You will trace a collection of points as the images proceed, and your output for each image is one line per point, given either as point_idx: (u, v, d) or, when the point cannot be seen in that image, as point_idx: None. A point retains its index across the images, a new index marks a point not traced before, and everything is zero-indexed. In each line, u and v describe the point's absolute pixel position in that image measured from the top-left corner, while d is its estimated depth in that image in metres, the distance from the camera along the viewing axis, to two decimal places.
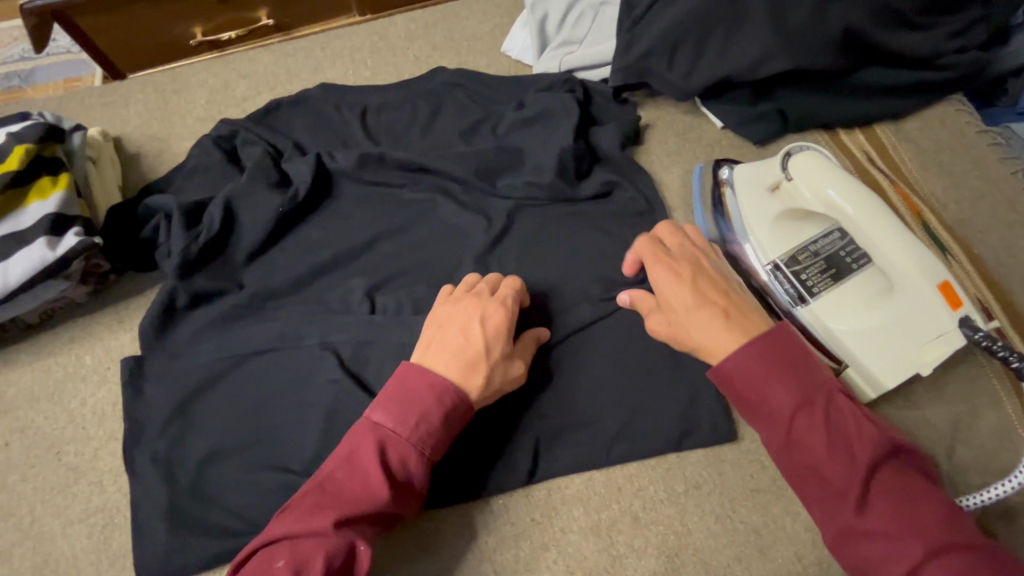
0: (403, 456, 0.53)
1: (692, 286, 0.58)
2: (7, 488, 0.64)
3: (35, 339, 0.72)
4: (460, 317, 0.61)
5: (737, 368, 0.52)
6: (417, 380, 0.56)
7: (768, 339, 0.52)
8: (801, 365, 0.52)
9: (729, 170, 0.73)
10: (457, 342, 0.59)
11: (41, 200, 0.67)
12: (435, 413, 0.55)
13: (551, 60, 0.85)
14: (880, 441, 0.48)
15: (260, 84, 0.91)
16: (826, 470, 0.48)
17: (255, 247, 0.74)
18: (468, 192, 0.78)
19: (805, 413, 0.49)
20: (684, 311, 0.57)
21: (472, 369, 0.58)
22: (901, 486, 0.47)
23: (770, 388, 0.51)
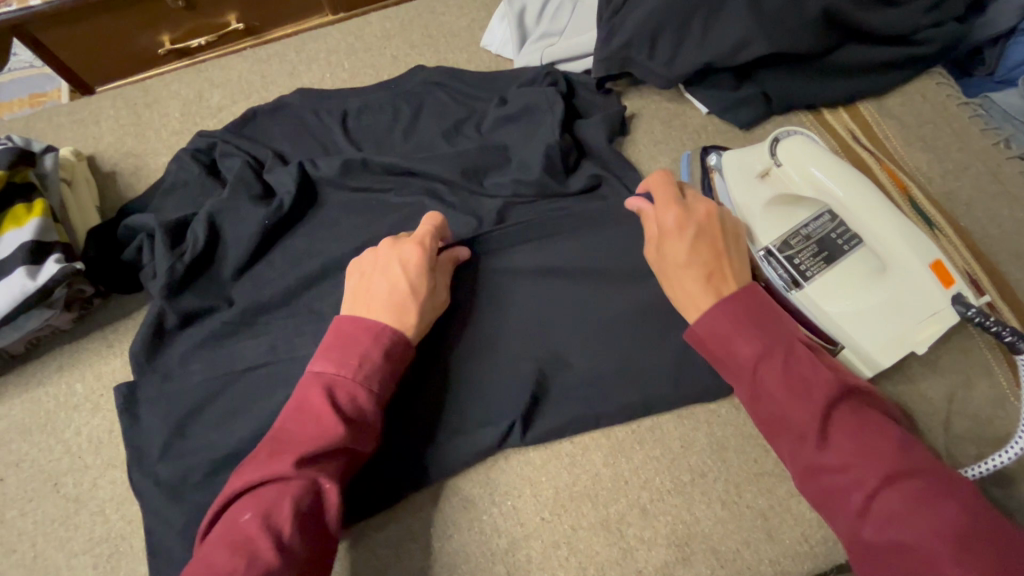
0: (351, 395, 0.55)
1: (692, 221, 0.60)
2: (6, 524, 0.63)
3: (21, 370, 0.70)
4: (382, 265, 0.63)
5: (708, 328, 0.56)
6: (354, 325, 0.58)
7: (736, 298, 0.57)
8: (765, 320, 0.56)
9: (717, 156, 0.73)
10: (381, 289, 0.61)
11: (17, 227, 0.65)
12: (375, 351, 0.57)
13: (531, 53, 0.84)
14: (835, 383, 0.52)
15: (235, 93, 0.88)
16: (788, 413, 0.51)
17: (242, 261, 0.72)
18: (456, 193, 0.77)
19: (769, 363, 0.53)
20: (676, 246, 0.60)
21: (402, 309, 0.60)
22: (858, 422, 0.51)
23: (737, 342, 0.55)
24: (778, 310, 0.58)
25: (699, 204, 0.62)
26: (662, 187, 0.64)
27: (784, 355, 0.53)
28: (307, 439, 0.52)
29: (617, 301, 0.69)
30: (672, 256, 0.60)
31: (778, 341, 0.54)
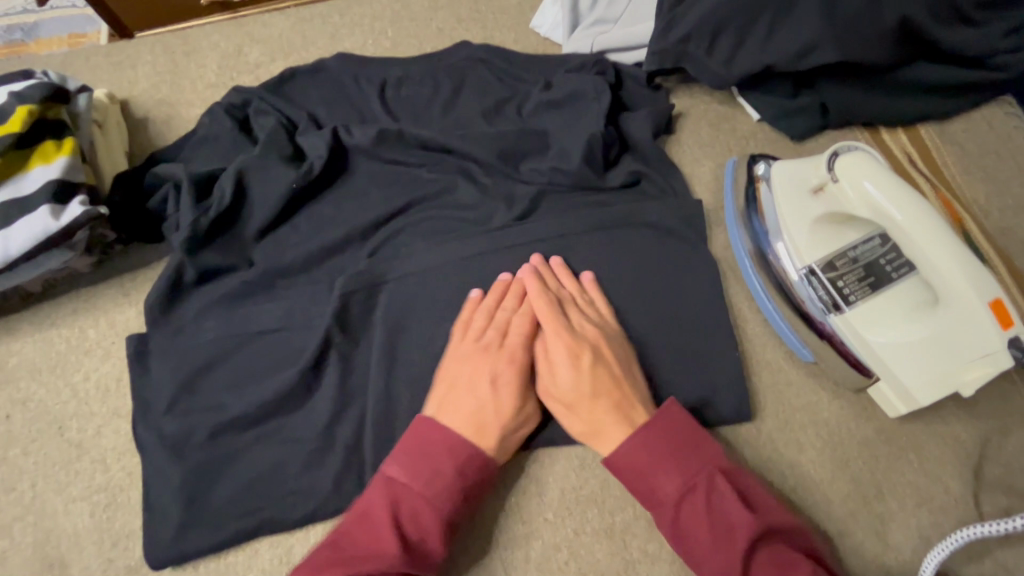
0: (418, 508, 0.54)
1: (586, 347, 0.61)
2: (8, 461, 0.63)
3: (35, 309, 0.69)
4: (471, 376, 0.61)
5: (626, 460, 0.56)
6: (438, 435, 0.57)
7: (653, 425, 0.57)
8: (693, 448, 0.56)
9: (765, 165, 0.70)
10: (470, 409, 0.59)
11: (45, 164, 0.62)
12: (447, 466, 0.56)
13: (582, 39, 0.80)
14: (753, 522, 0.51)
15: (273, 50, 0.86)
16: (709, 558, 0.52)
17: (266, 223, 0.71)
18: (490, 175, 0.76)
19: (689, 498, 0.53)
20: (562, 374, 0.60)
21: (484, 433, 0.58)
22: (781, 566, 0.49)
23: (656, 479, 0.55)
24: (702, 431, 0.58)
25: (588, 325, 0.63)
26: (549, 293, 0.66)
27: (704, 491, 0.53)
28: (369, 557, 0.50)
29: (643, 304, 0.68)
30: (569, 391, 0.59)
31: (697, 475, 0.54)
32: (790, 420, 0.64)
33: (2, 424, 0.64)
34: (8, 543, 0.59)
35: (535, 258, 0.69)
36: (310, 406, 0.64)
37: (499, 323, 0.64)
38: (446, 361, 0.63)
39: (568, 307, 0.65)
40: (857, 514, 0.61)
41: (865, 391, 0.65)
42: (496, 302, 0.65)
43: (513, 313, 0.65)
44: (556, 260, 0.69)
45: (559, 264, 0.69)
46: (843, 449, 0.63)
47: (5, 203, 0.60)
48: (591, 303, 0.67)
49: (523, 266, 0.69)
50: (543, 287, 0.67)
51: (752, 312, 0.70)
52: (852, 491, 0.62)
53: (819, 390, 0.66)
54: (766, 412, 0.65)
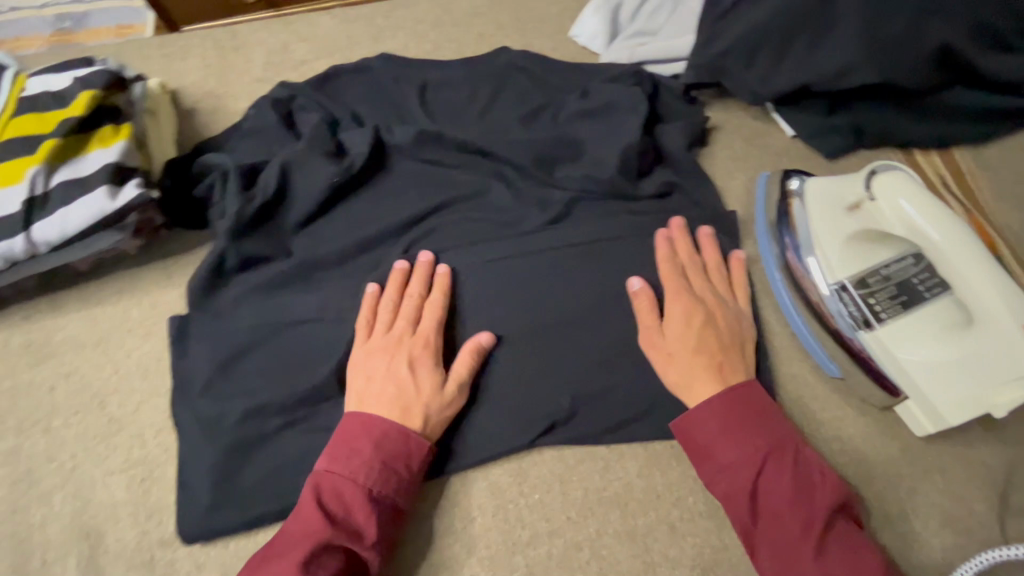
0: (344, 491, 0.55)
1: (700, 308, 0.64)
2: (50, 432, 0.65)
3: (82, 287, 0.71)
4: (385, 366, 0.62)
5: (714, 416, 0.58)
6: (356, 423, 0.58)
7: (745, 392, 0.59)
8: (774, 418, 0.58)
9: (800, 181, 0.71)
10: (391, 392, 0.60)
11: (104, 147, 0.64)
12: (365, 444, 0.57)
13: (620, 51, 0.82)
14: (834, 488, 0.54)
15: (319, 49, 0.88)
16: (785, 514, 0.52)
17: (307, 215, 0.73)
18: (525, 179, 0.77)
19: (775, 458, 0.55)
20: (673, 326, 0.63)
21: (410, 414, 0.59)
22: (851, 536, 0.52)
23: (742, 434, 0.56)
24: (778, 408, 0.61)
25: (709, 294, 0.66)
26: (669, 257, 0.69)
27: (791, 453, 0.56)
28: (303, 543, 0.51)
29: None
30: (674, 343, 0.62)
31: (780, 438, 0.56)
32: (815, 433, 0.65)
33: (46, 396, 0.67)
34: (48, 510, 0.62)
35: (675, 219, 0.72)
36: (342, 394, 0.65)
37: (401, 317, 0.66)
38: (358, 356, 0.64)
39: (693, 274, 0.68)
40: (880, 531, 0.61)
41: (892, 408, 0.65)
42: (393, 300, 0.67)
43: (419, 302, 0.67)
44: (704, 230, 0.72)
45: (702, 232, 0.71)
46: (868, 465, 0.64)
47: (62, 182, 0.61)
48: (731, 284, 0.69)
49: (660, 233, 0.71)
50: (675, 254, 0.70)
51: (780, 325, 0.70)
52: (874, 508, 0.62)
53: (845, 406, 0.66)
54: (791, 425, 0.66)
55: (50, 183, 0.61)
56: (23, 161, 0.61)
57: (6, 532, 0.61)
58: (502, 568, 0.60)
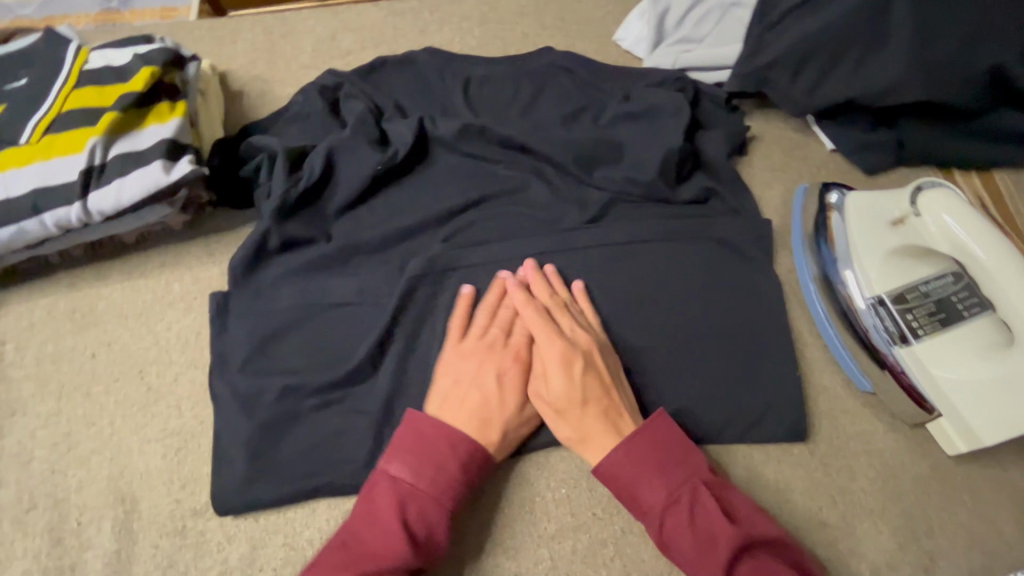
0: (428, 510, 0.55)
1: (577, 354, 0.62)
2: (90, 398, 0.66)
3: (127, 259, 0.73)
4: (477, 373, 0.63)
5: (612, 470, 0.57)
6: (438, 438, 0.57)
7: (642, 435, 0.58)
8: (676, 458, 0.57)
9: (839, 195, 0.72)
10: (475, 404, 0.60)
11: (159, 123, 0.65)
12: (450, 463, 0.57)
13: (664, 56, 0.82)
14: (734, 533, 0.52)
15: (365, 39, 0.89)
16: (693, 569, 0.52)
17: (349, 201, 0.74)
18: (564, 178, 0.78)
19: (674, 510, 0.54)
20: (553, 383, 0.61)
21: (489, 426, 0.60)
22: None
23: (641, 489, 0.56)
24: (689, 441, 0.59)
25: (577, 332, 0.64)
26: (544, 300, 0.67)
27: (688, 502, 0.54)
28: (382, 561, 0.51)
29: (705, 317, 0.70)
30: (559, 399, 0.60)
31: (679, 487, 0.55)
32: (843, 446, 0.65)
33: (87, 362, 0.68)
34: (85, 473, 0.63)
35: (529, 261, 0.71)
36: (376, 378, 0.66)
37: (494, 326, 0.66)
38: (448, 356, 0.65)
39: (557, 316, 0.66)
40: (906, 547, 0.61)
41: (923, 426, 0.65)
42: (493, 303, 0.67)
43: (514, 313, 0.67)
44: (549, 267, 0.71)
45: (575, 288, 0.70)
46: (896, 481, 0.64)
47: (120, 155, 0.63)
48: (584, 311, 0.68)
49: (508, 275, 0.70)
50: (530, 297, 0.68)
51: (812, 337, 0.70)
52: (901, 524, 0.62)
53: (875, 421, 0.66)
54: (819, 436, 0.66)
55: (108, 155, 0.63)
56: (83, 132, 0.62)
57: (44, 492, 0.62)
58: (527, 559, 0.60)
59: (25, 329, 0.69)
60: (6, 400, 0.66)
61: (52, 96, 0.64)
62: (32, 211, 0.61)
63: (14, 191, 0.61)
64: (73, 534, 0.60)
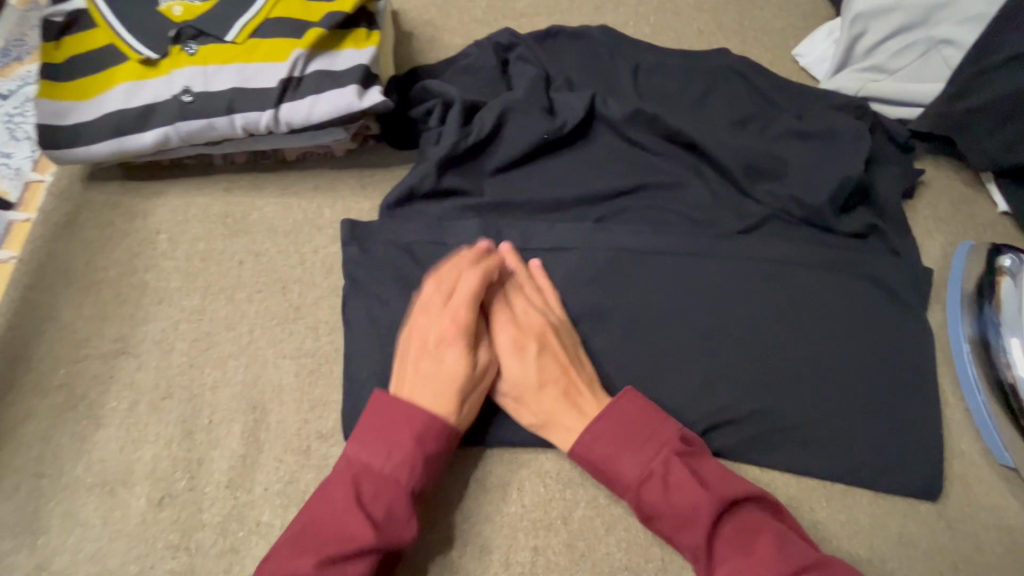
0: (383, 490, 0.52)
1: (530, 336, 0.60)
2: (233, 303, 0.67)
3: (285, 174, 0.73)
4: (432, 350, 0.57)
5: (584, 454, 0.56)
6: (404, 414, 0.54)
7: (605, 418, 0.56)
8: (645, 431, 0.55)
9: (1014, 260, 0.70)
10: (432, 377, 0.56)
11: (357, 48, 0.65)
12: (406, 441, 0.53)
13: (850, 81, 0.79)
14: (708, 499, 0.51)
15: (539, 5, 0.88)
16: (677, 535, 0.53)
17: (508, 162, 0.73)
18: (724, 184, 0.75)
19: (648, 485, 0.53)
20: (510, 365, 0.59)
21: (444, 402, 0.55)
22: (741, 530, 0.51)
23: (617, 467, 0.55)
24: (656, 408, 0.57)
25: (533, 314, 0.62)
26: (495, 280, 0.64)
27: (662, 476, 0.53)
28: (335, 532, 0.50)
29: (849, 353, 0.68)
30: (518, 382, 0.59)
31: (651, 462, 0.54)
32: (973, 514, 0.63)
33: (234, 268, 0.69)
34: (220, 374, 0.64)
35: (480, 241, 0.65)
36: None
37: (449, 300, 0.59)
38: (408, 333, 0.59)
39: (511, 295, 0.63)
40: None
41: None
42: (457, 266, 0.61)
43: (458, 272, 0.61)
44: (505, 245, 0.66)
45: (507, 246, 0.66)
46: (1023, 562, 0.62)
47: (318, 72, 0.63)
48: (540, 291, 0.65)
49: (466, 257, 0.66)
50: (486, 277, 0.64)
51: (955, 398, 0.68)
52: None
53: (1009, 497, 0.64)
54: (949, 500, 0.64)
55: (306, 70, 0.63)
56: (288, 43, 0.63)
57: (180, 384, 0.63)
58: (638, 555, 0.59)
59: (179, 223, 0.70)
60: (154, 288, 0.67)
61: None
62: (225, 109, 0.62)
63: (213, 86, 0.62)
64: (203, 431, 0.61)
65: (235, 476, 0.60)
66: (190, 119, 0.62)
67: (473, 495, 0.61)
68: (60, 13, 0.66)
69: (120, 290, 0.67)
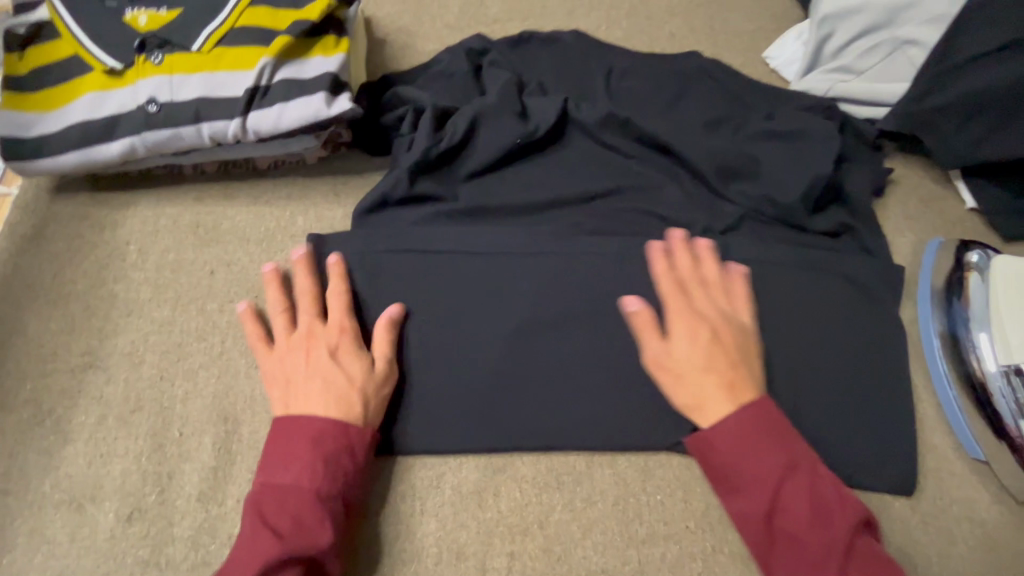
0: (288, 500, 0.52)
1: (704, 322, 0.60)
2: (205, 313, 0.66)
3: (257, 183, 0.73)
4: (301, 366, 0.59)
5: (727, 431, 0.56)
6: (294, 427, 0.55)
7: (763, 405, 0.57)
8: (789, 430, 0.56)
9: (981, 256, 0.70)
10: (318, 388, 0.57)
11: (325, 55, 0.65)
12: (304, 449, 0.54)
13: (819, 82, 0.80)
14: (854, 508, 0.53)
15: (512, 11, 0.88)
16: (802, 537, 0.52)
17: (482, 167, 0.73)
18: (697, 185, 0.76)
19: (792, 477, 0.53)
20: (680, 347, 0.60)
21: (347, 404, 0.57)
22: (872, 551, 0.51)
23: (759, 454, 0.54)
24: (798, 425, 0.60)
25: (711, 309, 0.62)
26: (687, 276, 0.65)
27: (805, 472, 0.54)
28: (249, 555, 0.50)
29: (821, 351, 0.68)
30: (682, 363, 0.59)
31: (798, 456, 0.55)
32: (946, 509, 0.64)
33: (206, 278, 0.68)
34: (192, 386, 0.63)
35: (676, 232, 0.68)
36: (482, 346, 0.65)
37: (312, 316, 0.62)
38: (265, 365, 0.61)
39: (693, 288, 0.64)
40: None
41: None
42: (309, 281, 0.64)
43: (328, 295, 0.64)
44: (677, 233, 0.68)
45: (676, 236, 0.67)
46: (996, 554, 0.62)
47: (286, 80, 0.62)
48: (725, 292, 0.64)
49: (653, 244, 0.67)
50: (671, 267, 0.66)
51: (927, 393, 0.69)
52: None
53: (982, 490, 0.65)
54: (923, 495, 0.64)
55: (273, 78, 0.63)
56: (255, 51, 0.62)
57: (150, 397, 0.62)
58: (615, 558, 0.59)
59: (149, 234, 0.69)
60: (124, 300, 0.66)
61: (229, 7, 0.63)
62: (192, 118, 0.61)
63: (179, 95, 0.61)
64: (174, 444, 0.60)
65: (206, 489, 0.59)
66: (156, 129, 0.61)
67: (449, 502, 0.61)
68: (23, 24, 0.65)
69: (89, 302, 0.66)
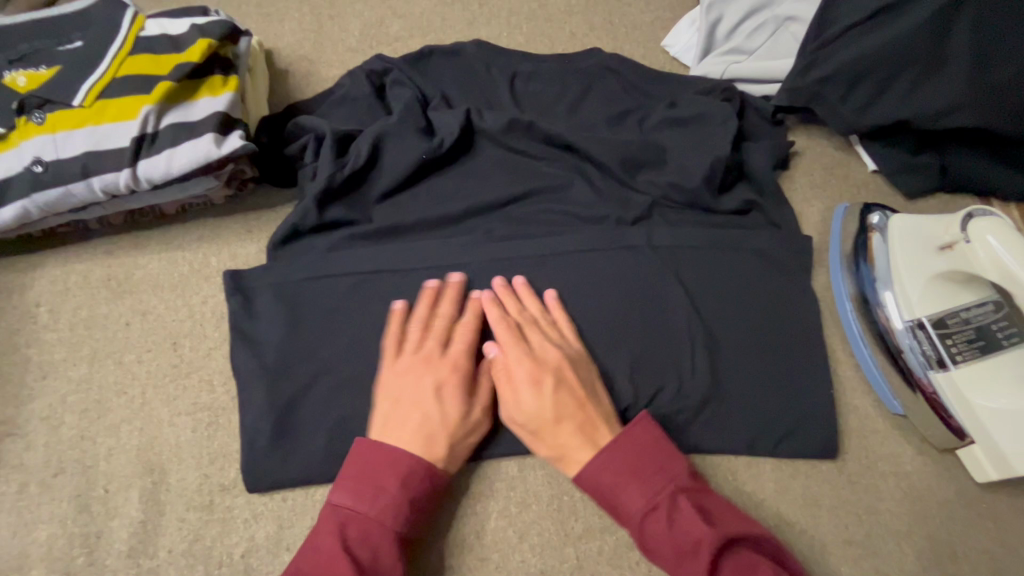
0: (370, 532, 0.53)
1: (548, 370, 0.60)
2: (123, 365, 0.66)
3: (167, 229, 0.73)
4: (412, 393, 0.60)
5: (592, 479, 0.57)
6: (375, 454, 0.56)
7: (617, 448, 0.57)
8: (653, 465, 0.56)
9: (882, 217, 0.72)
10: (416, 422, 0.58)
11: (212, 96, 0.65)
12: (390, 483, 0.55)
13: (714, 65, 0.82)
14: (715, 533, 0.52)
15: (413, 27, 0.89)
16: (676, 570, 0.53)
17: (391, 187, 0.74)
18: (607, 179, 0.77)
19: (653, 517, 0.54)
20: (525, 397, 0.59)
21: (434, 443, 0.58)
22: (740, 571, 0.51)
23: (620, 496, 0.56)
24: (671, 445, 0.58)
25: (550, 349, 0.62)
26: (516, 313, 0.66)
27: (665, 509, 0.54)
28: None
29: (739, 327, 0.70)
30: (532, 413, 0.59)
31: (657, 494, 0.55)
32: (871, 466, 0.66)
33: (121, 331, 0.67)
34: (114, 441, 0.62)
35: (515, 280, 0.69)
36: None
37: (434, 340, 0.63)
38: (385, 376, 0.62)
39: (528, 331, 0.64)
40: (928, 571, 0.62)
41: (953, 452, 0.66)
42: (448, 315, 0.65)
43: (451, 322, 0.65)
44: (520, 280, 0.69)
45: (519, 283, 0.68)
46: (922, 503, 0.64)
47: (172, 124, 0.63)
48: (556, 325, 0.66)
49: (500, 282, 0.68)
50: (504, 312, 0.66)
51: (845, 355, 0.71)
52: (926, 546, 0.63)
53: (904, 443, 0.67)
54: (848, 455, 0.66)
55: (160, 124, 0.63)
56: (137, 100, 0.62)
57: (72, 458, 0.62)
58: (553, 557, 0.61)
59: (59, 293, 0.69)
60: (38, 363, 0.66)
61: (107, 59, 0.63)
62: (81, 174, 0.61)
63: (64, 152, 0.61)
64: (100, 502, 0.60)
65: (136, 544, 0.59)
66: (46, 189, 0.61)
67: None
68: None
69: (1, 369, 0.65)
